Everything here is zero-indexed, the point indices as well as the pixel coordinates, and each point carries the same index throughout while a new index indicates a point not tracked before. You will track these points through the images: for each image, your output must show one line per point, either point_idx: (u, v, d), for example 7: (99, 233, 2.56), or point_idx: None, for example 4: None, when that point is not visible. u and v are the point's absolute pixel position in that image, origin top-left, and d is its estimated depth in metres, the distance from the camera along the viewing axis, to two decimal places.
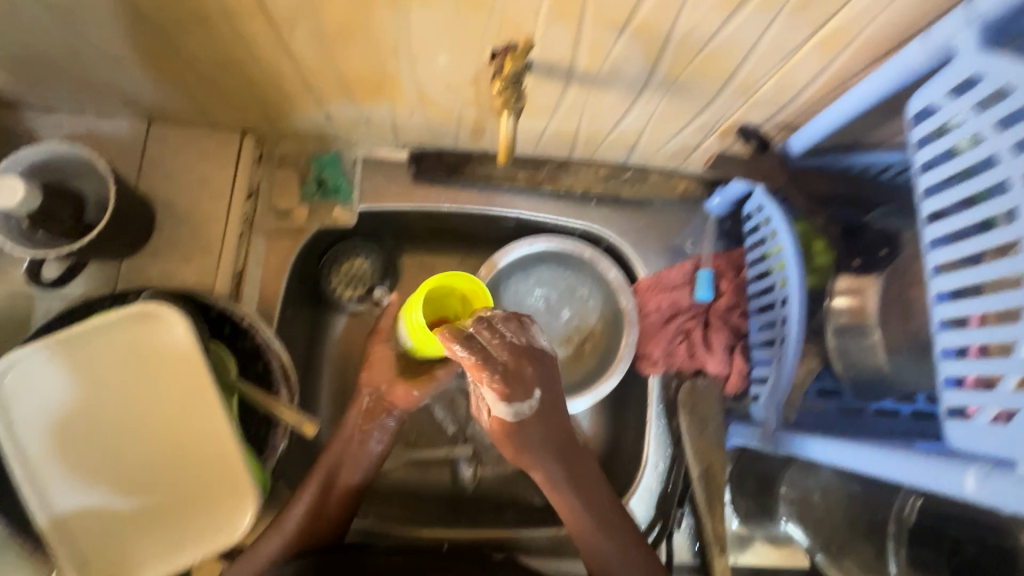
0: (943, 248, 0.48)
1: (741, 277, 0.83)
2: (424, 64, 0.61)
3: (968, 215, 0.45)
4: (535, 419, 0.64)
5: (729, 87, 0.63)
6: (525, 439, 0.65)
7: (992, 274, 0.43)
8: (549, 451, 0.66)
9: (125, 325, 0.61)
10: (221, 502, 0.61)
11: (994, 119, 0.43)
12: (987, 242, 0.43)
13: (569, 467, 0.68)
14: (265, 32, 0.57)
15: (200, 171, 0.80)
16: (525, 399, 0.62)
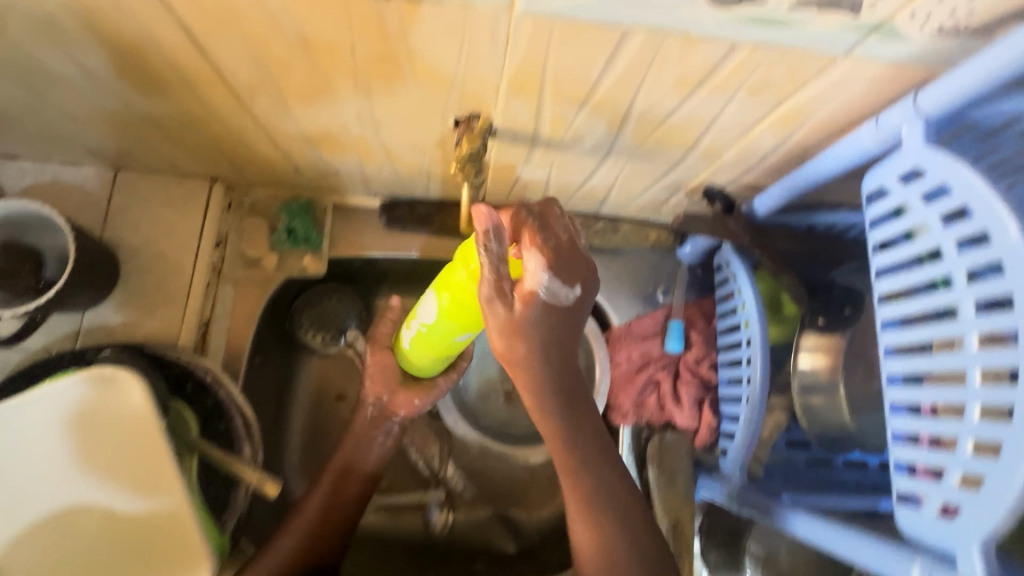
0: (895, 331, 0.48)
1: (711, 327, 0.84)
2: (389, 129, 0.62)
3: (917, 303, 0.46)
4: (564, 323, 0.52)
5: (693, 153, 0.63)
6: (545, 342, 0.52)
7: (939, 366, 0.43)
8: (558, 375, 0.55)
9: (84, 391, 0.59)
10: (172, 569, 0.57)
11: (940, 213, 0.44)
12: (935, 333, 0.44)
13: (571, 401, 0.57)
14: (226, 99, 0.57)
15: (167, 220, 0.79)
16: (569, 288, 0.50)
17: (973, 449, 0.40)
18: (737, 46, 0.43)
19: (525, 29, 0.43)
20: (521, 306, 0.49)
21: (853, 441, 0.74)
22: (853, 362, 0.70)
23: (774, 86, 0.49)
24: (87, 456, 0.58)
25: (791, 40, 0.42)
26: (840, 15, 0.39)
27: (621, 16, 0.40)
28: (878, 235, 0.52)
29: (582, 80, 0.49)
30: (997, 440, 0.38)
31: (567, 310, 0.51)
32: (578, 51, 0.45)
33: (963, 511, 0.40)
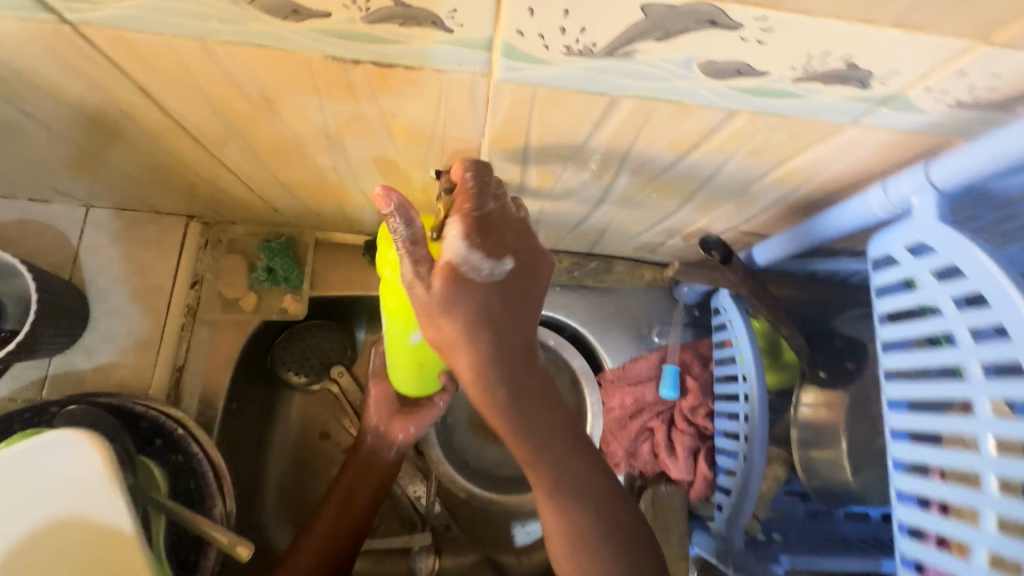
0: (901, 414, 0.46)
1: (708, 372, 0.80)
2: (368, 177, 0.58)
3: (924, 390, 0.44)
4: (498, 303, 0.48)
5: (690, 203, 0.60)
6: (478, 328, 0.47)
7: (949, 463, 0.41)
8: (507, 366, 0.49)
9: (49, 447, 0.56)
10: None
11: (951, 297, 0.41)
12: (946, 427, 0.42)
13: (526, 394, 0.51)
14: (193, 148, 0.53)
15: (140, 259, 0.75)
16: (495, 262, 0.47)
17: (988, 560, 0.38)
18: (736, 113, 0.40)
19: (505, 95, 0.39)
20: (439, 282, 0.45)
21: (854, 498, 0.71)
22: (855, 419, 0.67)
23: (775, 149, 0.45)
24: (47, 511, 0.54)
25: (794, 109, 0.39)
26: (848, 88, 0.35)
27: (609, 85, 0.37)
28: (884, 305, 0.48)
29: (569, 140, 0.46)
30: (1016, 558, 0.36)
31: (496, 286, 0.47)
32: (563, 115, 0.42)
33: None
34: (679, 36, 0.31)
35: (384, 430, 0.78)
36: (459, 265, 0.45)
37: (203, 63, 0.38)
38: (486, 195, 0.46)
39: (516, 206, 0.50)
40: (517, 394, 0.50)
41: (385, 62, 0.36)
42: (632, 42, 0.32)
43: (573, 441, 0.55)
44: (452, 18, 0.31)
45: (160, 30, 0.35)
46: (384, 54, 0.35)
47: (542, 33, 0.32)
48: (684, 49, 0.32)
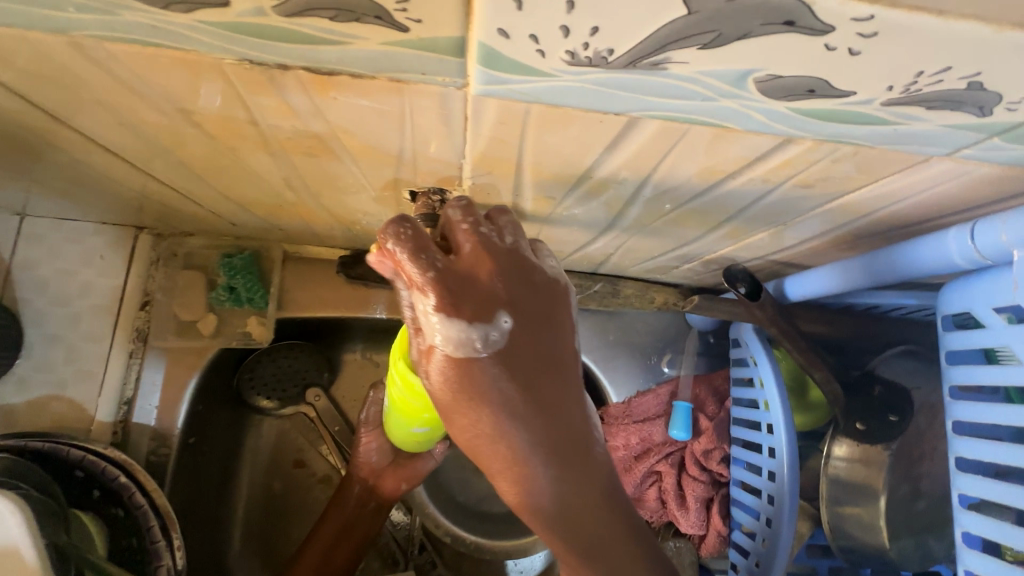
0: (981, 517, 0.37)
1: (724, 412, 0.71)
2: (331, 197, 0.49)
3: (1010, 494, 0.35)
4: (513, 382, 0.37)
5: (714, 233, 0.51)
6: (500, 420, 0.38)
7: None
8: (545, 461, 0.39)
9: None
10: None
11: None
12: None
13: (573, 490, 0.40)
14: (114, 162, 0.44)
15: (82, 278, 0.66)
16: (488, 324, 0.36)
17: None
18: (794, 140, 0.30)
19: (488, 112, 0.30)
20: (429, 367, 0.37)
21: (888, 565, 0.62)
22: (896, 479, 0.58)
23: (832, 181, 0.36)
24: None
25: (875, 137, 0.29)
26: (958, 114, 0.26)
27: (627, 104, 0.27)
28: (959, 376, 0.39)
29: (571, 166, 0.37)
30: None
31: (493, 358, 0.36)
32: (564, 137, 0.32)
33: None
34: (735, 41, 0.21)
35: (373, 483, 0.76)
36: (451, 347, 0.36)
37: (80, 64, 0.28)
38: (421, 249, 0.35)
39: (490, 232, 0.38)
40: (563, 487, 0.40)
41: (322, 68, 0.27)
42: (667, 49, 0.22)
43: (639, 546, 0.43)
44: (404, 11, 0.22)
45: (5, 21, 0.25)
46: (318, 58, 0.26)
47: (535, 35, 0.22)
48: (739, 60, 0.23)
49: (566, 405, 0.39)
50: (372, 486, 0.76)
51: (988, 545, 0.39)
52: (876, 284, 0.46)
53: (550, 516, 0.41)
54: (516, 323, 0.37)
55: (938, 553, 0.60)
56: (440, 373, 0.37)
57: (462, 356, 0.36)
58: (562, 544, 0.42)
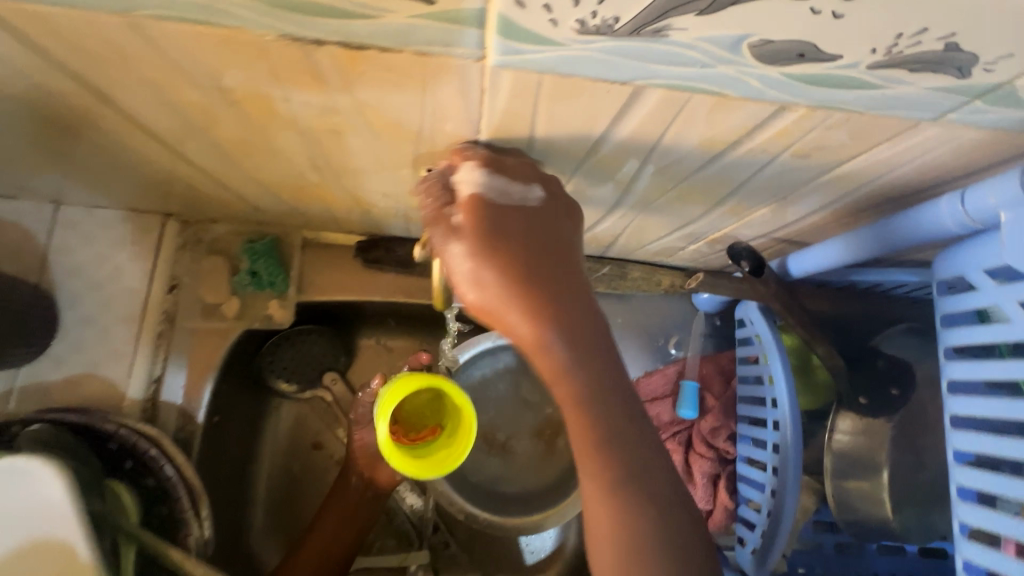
0: (973, 472, 0.39)
1: (730, 391, 0.73)
2: (351, 177, 0.52)
3: (1000, 445, 0.37)
4: (538, 238, 0.41)
5: (717, 209, 0.52)
6: (531, 273, 0.40)
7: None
8: (561, 320, 0.40)
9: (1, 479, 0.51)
10: None
11: None
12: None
13: (588, 357, 0.41)
14: (153, 144, 0.47)
15: (112, 263, 0.69)
16: (525, 189, 0.41)
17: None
18: (788, 107, 0.32)
19: (503, 84, 0.32)
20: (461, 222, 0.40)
21: (892, 538, 0.63)
22: (898, 451, 0.60)
23: (827, 150, 0.38)
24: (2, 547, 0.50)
25: (864, 103, 0.31)
26: (939, 77, 0.28)
27: (632, 72, 0.29)
28: (952, 338, 0.41)
29: (580, 138, 0.39)
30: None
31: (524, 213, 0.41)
32: (574, 109, 0.35)
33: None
34: (729, 7, 0.24)
35: (368, 476, 0.78)
36: (490, 199, 0.40)
37: (133, 44, 0.31)
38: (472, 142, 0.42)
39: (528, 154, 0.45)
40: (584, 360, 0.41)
41: (354, 44, 0.29)
42: (667, 16, 0.25)
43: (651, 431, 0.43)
44: None
45: (72, 3, 0.28)
46: (351, 33, 0.28)
47: (548, 4, 0.25)
48: (734, 25, 0.25)
49: (588, 278, 0.43)
50: (368, 479, 0.78)
51: (983, 499, 0.40)
52: (874, 255, 0.48)
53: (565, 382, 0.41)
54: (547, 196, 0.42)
55: (941, 525, 0.61)
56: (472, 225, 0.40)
57: (497, 210, 0.40)
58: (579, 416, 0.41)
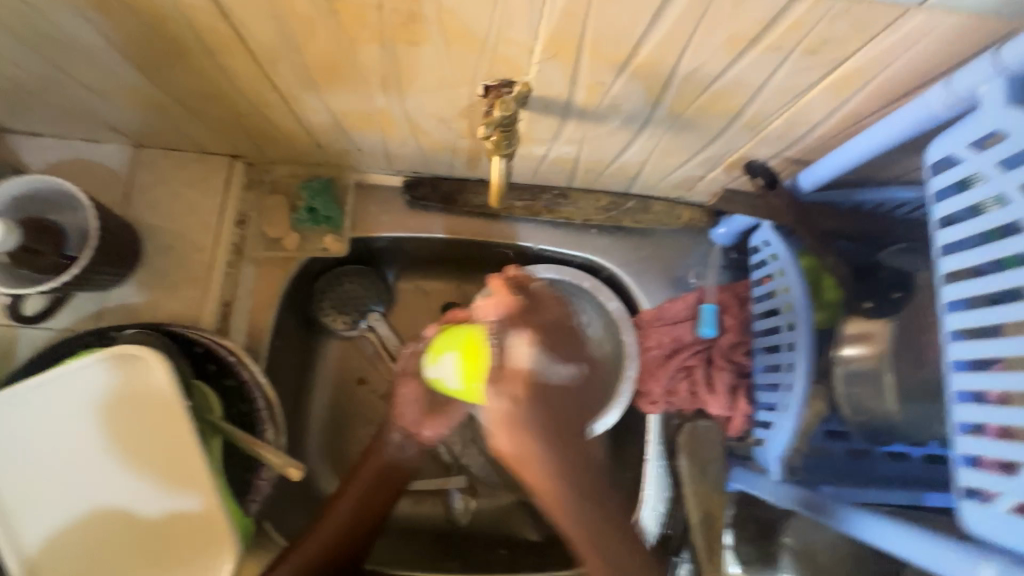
0: (959, 313, 0.45)
1: (746, 313, 0.80)
2: (413, 99, 0.59)
3: (984, 283, 0.43)
4: (559, 355, 0.59)
5: (735, 123, 0.59)
6: (544, 423, 0.58)
7: (1009, 349, 0.40)
8: (548, 437, 0.59)
9: (111, 372, 0.61)
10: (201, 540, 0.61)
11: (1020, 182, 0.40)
12: (1003, 316, 0.41)
13: (563, 455, 0.60)
14: (248, 65, 0.55)
15: (187, 199, 0.77)
16: (558, 366, 0.59)
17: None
18: None
19: None
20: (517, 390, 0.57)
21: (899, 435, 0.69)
22: (901, 348, 0.66)
23: (831, 45, 0.45)
24: (121, 437, 0.61)
25: None
26: None
27: None
28: (942, 210, 0.48)
29: (621, 41, 0.46)
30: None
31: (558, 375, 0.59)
32: (620, 8, 0.42)
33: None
34: None
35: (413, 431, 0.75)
36: (529, 368, 0.57)
37: None
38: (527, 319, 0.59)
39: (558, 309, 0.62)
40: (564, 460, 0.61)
41: None
42: None
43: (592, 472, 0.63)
44: None
45: None
46: None
47: None
48: None
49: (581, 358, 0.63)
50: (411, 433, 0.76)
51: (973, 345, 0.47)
52: (874, 155, 0.55)
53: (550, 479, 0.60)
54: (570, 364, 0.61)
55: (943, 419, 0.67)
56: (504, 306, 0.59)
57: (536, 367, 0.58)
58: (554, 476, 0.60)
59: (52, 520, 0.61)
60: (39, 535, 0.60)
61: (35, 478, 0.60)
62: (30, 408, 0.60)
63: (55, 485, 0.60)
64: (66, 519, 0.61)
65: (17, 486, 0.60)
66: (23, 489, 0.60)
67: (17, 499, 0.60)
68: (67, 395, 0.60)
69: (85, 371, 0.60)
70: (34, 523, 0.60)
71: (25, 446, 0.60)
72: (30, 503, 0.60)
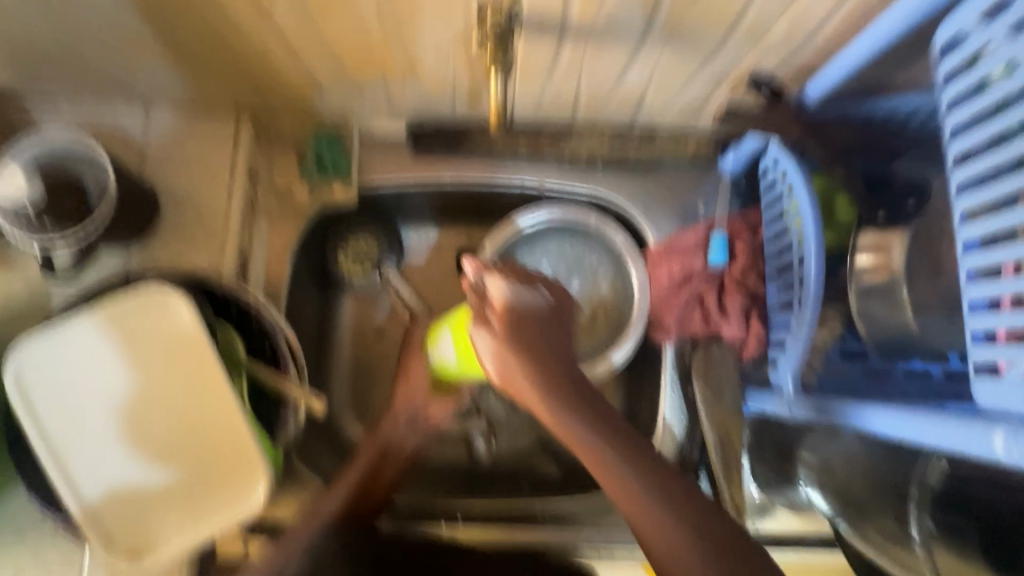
0: (968, 194, 0.47)
1: (758, 239, 0.79)
2: (410, 29, 0.60)
3: (991, 157, 0.44)
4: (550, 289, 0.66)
5: (736, 30, 0.59)
6: (547, 356, 0.60)
7: (1013, 219, 0.42)
8: (551, 386, 0.58)
9: (143, 309, 0.65)
10: (238, 469, 0.65)
11: None
12: (1008, 187, 0.43)
13: (594, 418, 0.56)
14: (246, 3, 0.57)
15: (198, 154, 0.79)
16: (534, 291, 0.64)
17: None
18: None
19: None
20: (495, 320, 0.62)
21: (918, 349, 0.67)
22: (913, 258, 0.65)
23: None
24: (153, 374, 0.65)
25: None
26: None
27: None
28: (950, 92, 0.49)
29: None
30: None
31: (547, 302, 0.64)
32: None
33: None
34: None
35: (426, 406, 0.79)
36: (504, 297, 0.63)
37: None
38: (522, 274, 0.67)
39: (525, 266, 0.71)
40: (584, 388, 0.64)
41: None
42: None
43: (642, 458, 0.54)
44: None
45: None
46: None
47: None
48: None
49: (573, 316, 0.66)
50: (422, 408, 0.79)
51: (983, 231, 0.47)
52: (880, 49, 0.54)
53: (590, 445, 0.55)
54: (549, 293, 0.65)
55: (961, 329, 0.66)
56: (501, 321, 0.61)
57: (511, 297, 0.63)
58: (607, 466, 0.54)
59: (97, 460, 0.63)
60: (90, 473, 0.63)
61: (80, 418, 0.63)
62: (67, 349, 0.64)
63: (100, 423, 0.64)
64: (114, 455, 0.63)
65: (64, 427, 0.63)
66: (70, 428, 0.63)
67: (65, 439, 0.63)
68: (101, 334, 0.64)
69: (122, 312, 0.65)
70: (83, 462, 0.63)
71: (71, 387, 0.63)
72: (78, 442, 0.63)
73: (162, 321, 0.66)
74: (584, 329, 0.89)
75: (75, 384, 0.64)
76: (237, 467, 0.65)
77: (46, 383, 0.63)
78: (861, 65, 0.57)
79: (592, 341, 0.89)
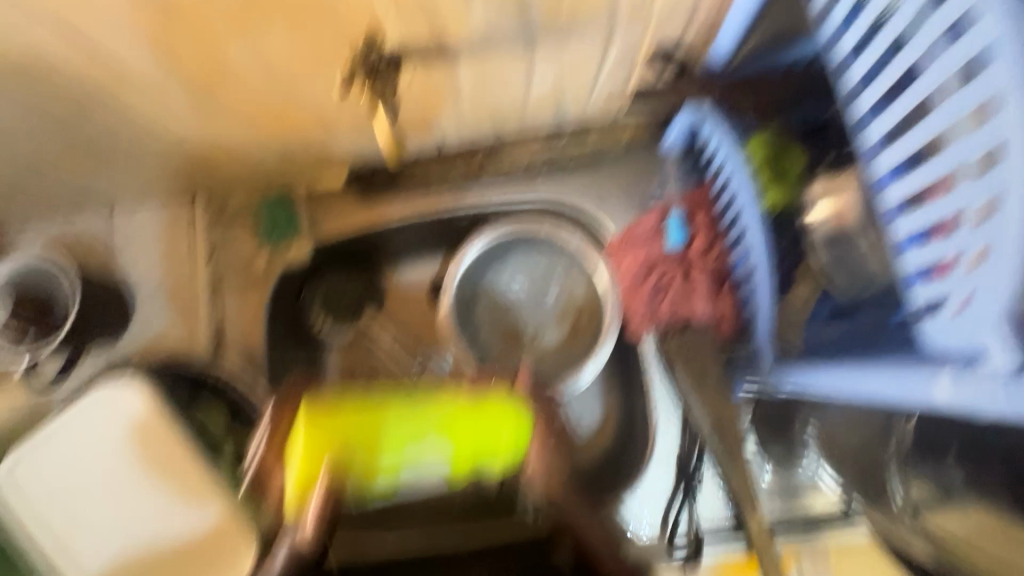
0: (875, 120, 0.44)
1: (714, 212, 0.75)
2: (307, 86, 0.62)
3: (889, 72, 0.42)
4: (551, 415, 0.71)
5: (618, 15, 0.59)
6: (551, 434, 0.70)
7: (933, 130, 0.38)
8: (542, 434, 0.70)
9: (101, 400, 0.69)
10: (232, 529, 0.69)
11: None
12: (932, 85, 0.38)
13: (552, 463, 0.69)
14: (144, 96, 0.60)
15: (161, 244, 0.83)
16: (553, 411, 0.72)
17: (977, 215, 0.35)
18: None
19: None
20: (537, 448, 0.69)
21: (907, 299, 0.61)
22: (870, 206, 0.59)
23: None
24: (128, 461, 0.69)
25: None
26: None
27: None
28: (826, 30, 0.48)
29: None
30: (991, 195, 0.33)
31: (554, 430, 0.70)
32: None
33: (978, 292, 0.34)
34: None
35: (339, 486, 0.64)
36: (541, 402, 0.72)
37: None
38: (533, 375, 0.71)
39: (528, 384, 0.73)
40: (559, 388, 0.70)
41: None
42: None
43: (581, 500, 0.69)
44: None
45: None
46: None
47: None
48: None
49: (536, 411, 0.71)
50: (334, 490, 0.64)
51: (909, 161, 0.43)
52: (755, 10, 0.57)
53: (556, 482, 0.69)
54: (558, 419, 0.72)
55: None
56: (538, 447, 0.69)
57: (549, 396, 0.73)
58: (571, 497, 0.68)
59: (100, 543, 0.68)
60: (90, 554, 0.67)
61: (71, 509, 0.68)
62: (51, 450, 0.68)
63: (89, 515, 0.68)
64: (109, 540, 0.68)
65: (63, 524, 0.68)
66: (63, 528, 0.68)
67: (66, 532, 0.68)
68: (67, 435, 0.69)
69: (84, 407, 0.69)
70: (86, 552, 0.67)
71: (62, 489, 0.68)
72: (77, 537, 0.67)
73: (117, 408, 0.69)
74: (565, 340, 0.87)
75: (60, 482, 0.68)
76: (231, 533, 0.69)
77: (35, 490, 0.68)
78: (750, 28, 0.60)
79: (577, 350, 0.86)
